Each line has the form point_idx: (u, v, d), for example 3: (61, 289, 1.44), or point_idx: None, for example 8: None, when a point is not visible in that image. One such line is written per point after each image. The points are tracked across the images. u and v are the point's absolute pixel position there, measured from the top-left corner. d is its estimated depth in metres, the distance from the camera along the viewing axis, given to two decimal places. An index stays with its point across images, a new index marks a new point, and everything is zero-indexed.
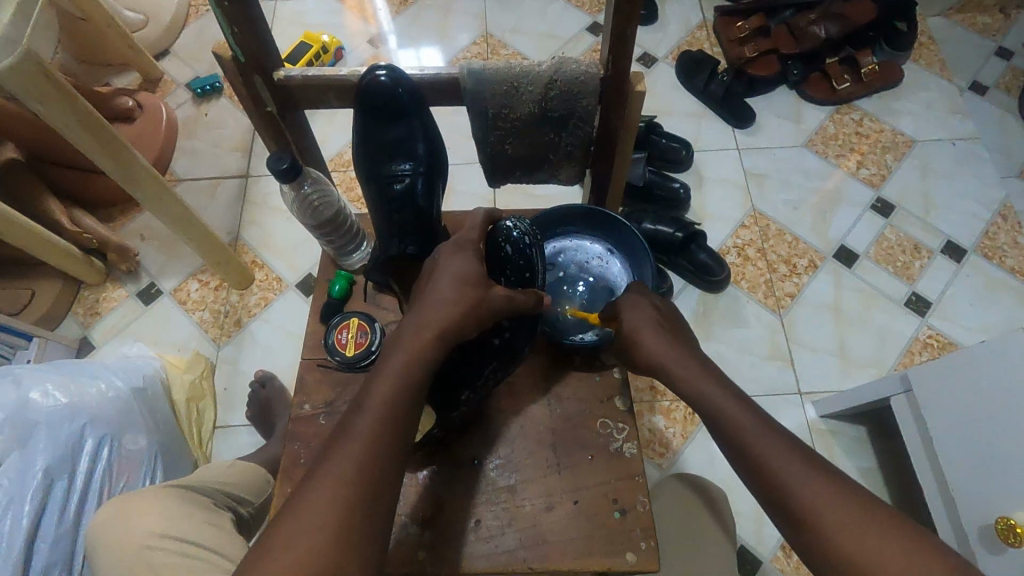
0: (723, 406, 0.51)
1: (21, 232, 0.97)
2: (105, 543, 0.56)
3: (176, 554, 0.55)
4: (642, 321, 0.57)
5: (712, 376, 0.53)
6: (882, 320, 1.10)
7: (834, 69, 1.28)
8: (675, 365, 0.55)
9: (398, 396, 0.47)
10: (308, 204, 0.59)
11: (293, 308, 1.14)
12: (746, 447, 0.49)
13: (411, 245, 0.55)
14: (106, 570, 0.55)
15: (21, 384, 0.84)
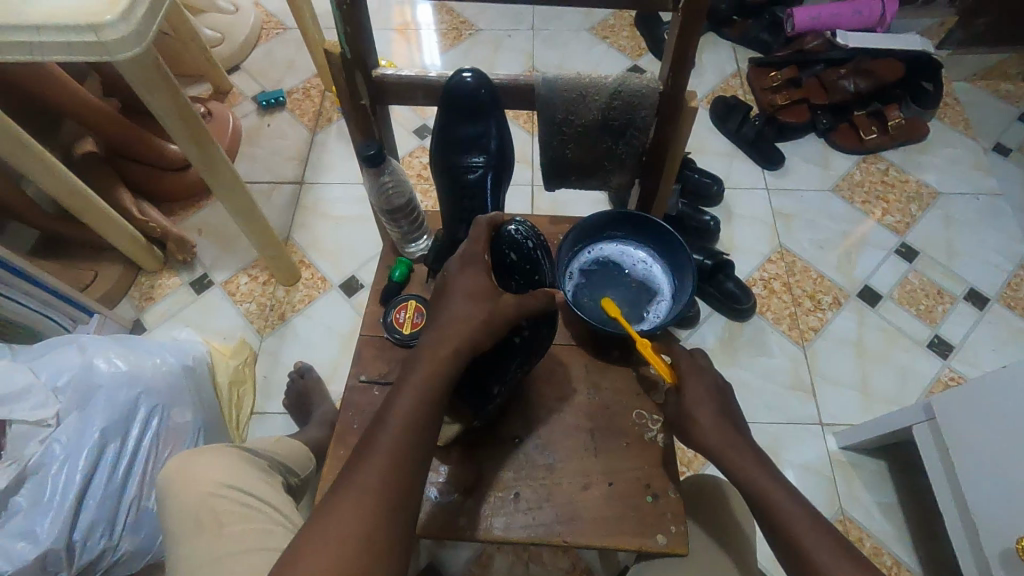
0: (762, 485, 0.54)
1: (98, 215, 1.05)
2: (171, 488, 0.59)
3: (239, 503, 0.59)
4: (697, 395, 0.59)
5: (751, 450, 0.56)
6: (905, 360, 1.12)
7: (861, 120, 1.35)
8: (719, 435, 0.57)
9: (420, 407, 0.49)
10: (384, 191, 0.66)
11: (334, 307, 1.20)
12: (778, 516, 0.52)
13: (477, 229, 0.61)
14: (170, 515, 0.58)
15: (86, 351, 0.91)
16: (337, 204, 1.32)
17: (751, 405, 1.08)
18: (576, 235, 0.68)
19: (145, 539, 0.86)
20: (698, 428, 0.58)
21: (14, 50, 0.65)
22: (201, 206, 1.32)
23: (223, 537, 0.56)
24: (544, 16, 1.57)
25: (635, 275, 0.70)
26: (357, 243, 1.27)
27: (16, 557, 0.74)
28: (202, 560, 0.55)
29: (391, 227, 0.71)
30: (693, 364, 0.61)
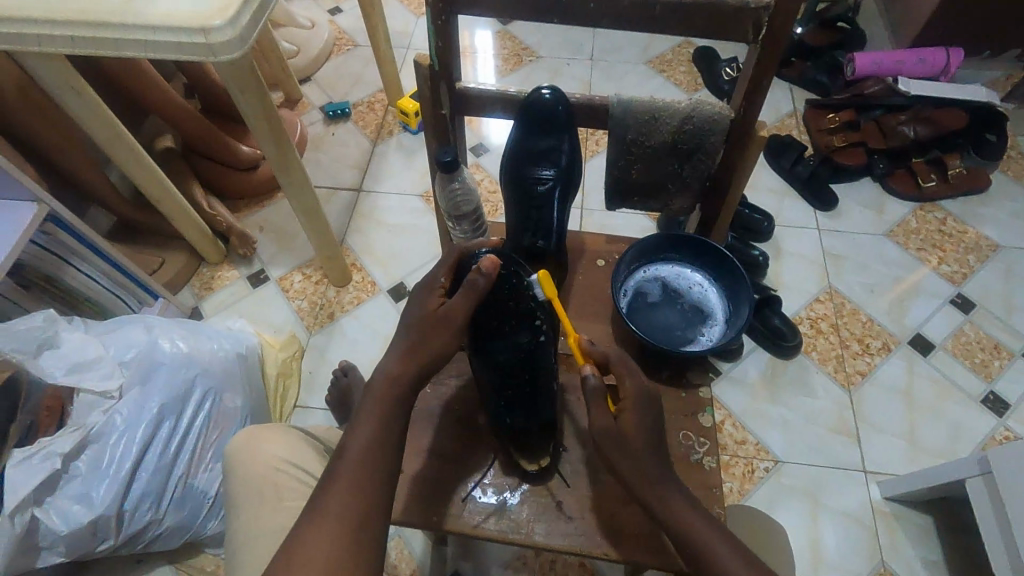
0: (673, 504, 0.49)
1: (172, 203, 1.12)
2: (240, 461, 0.68)
3: (298, 481, 0.67)
4: (634, 419, 0.53)
5: (678, 487, 0.51)
6: (956, 413, 1.08)
7: (920, 167, 1.33)
8: (647, 469, 0.51)
9: (381, 429, 0.50)
10: (453, 197, 0.69)
11: (381, 310, 1.23)
12: (711, 566, 0.46)
13: (540, 237, 0.62)
14: (239, 484, 0.67)
15: (152, 331, 0.95)
16: (391, 213, 1.36)
17: (792, 444, 1.06)
18: (635, 253, 0.69)
19: (189, 514, 0.90)
20: (615, 438, 0.52)
21: (131, 47, 0.71)
22: (264, 205, 1.38)
23: (282, 509, 0.64)
24: (603, 48, 1.62)
25: (688, 298, 0.70)
26: (407, 251, 1.31)
27: (71, 518, 0.79)
28: (262, 526, 0.63)
29: (467, 228, 0.73)
30: (638, 394, 0.55)
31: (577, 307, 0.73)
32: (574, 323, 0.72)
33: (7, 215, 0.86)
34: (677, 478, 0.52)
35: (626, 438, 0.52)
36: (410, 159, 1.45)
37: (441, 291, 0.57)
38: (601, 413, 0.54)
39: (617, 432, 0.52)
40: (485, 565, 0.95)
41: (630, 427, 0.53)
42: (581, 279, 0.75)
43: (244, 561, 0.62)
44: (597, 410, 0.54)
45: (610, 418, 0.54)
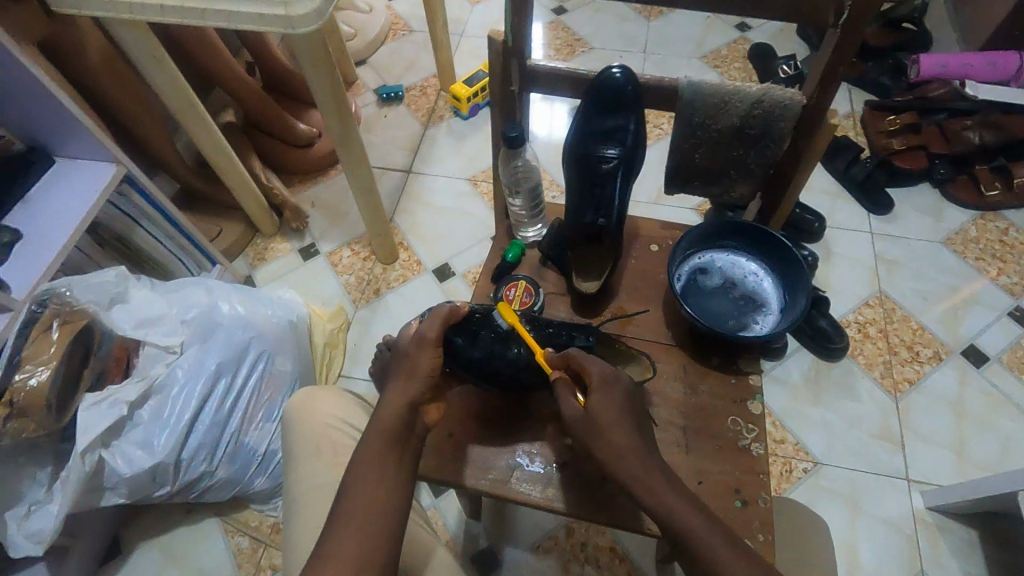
0: (662, 493, 0.50)
1: (235, 175, 1.16)
2: (295, 417, 0.71)
3: (351, 438, 0.71)
4: (603, 404, 0.54)
5: (657, 466, 0.52)
6: (1009, 427, 1.05)
7: (984, 174, 1.29)
8: (625, 445, 0.52)
9: (382, 465, 0.51)
10: (515, 174, 0.71)
11: (426, 289, 1.25)
12: (691, 542, 0.48)
13: (602, 215, 0.63)
14: (295, 438, 0.70)
15: (212, 293, 0.98)
16: (439, 195, 1.39)
17: (833, 447, 1.04)
18: (692, 238, 0.69)
19: (238, 469, 0.94)
20: (595, 421, 0.53)
21: (215, 17, 0.75)
22: (317, 182, 1.42)
23: (337, 463, 0.68)
24: (657, 41, 1.61)
25: (742, 285, 0.69)
26: (453, 233, 1.33)
27: (134, 463, 0.83)
28: (318, 478, 0.67)
29: (518, 198, 0.75)
30: (603, 375, 0.56)
31: (628, 289, 0.73)
32: (625, 304, 0.72)
33: (89, 174, 0.91)
34: (657, 458, 0.53)
35: (598, 424, 0.53)
36: (460, 144, 1.47)
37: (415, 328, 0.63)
38: (571, 401, 0.56)
39: (591, 418, 0.53)
40: (517, 542, 0.97)
41: (602, 414, 0.53)
42: (633, 263, 0.75)
43: (303, 509, 0.65)
44: (565, 403, 0.56)
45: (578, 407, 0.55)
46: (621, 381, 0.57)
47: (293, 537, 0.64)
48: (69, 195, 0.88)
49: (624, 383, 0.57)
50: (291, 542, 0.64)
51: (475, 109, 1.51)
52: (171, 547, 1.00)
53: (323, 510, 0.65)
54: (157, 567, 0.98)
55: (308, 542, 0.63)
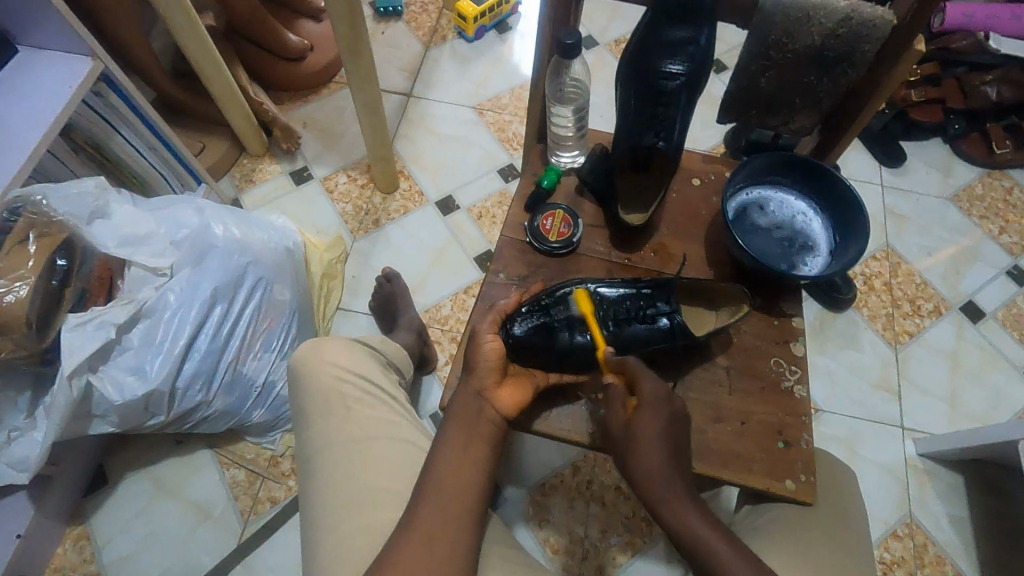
0: (692, 523, 0.50)
1: (222, 85, 1.05)
2: (300, 370, 0.62)
3: (364, 391, 0.61)
4: (646, 425, 0.53)
5: (689, 493, 0.52)
6: (998, 380, 1.08)
7: (996, 132, 1.27)
8: (662, 471, 0.52)
9: (447, 493, 0.50)
10: (560, 89, 0.72)
11: (428, 221, 1.19)
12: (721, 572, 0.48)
13: (661, 137, 0.60)
14: (302, 393, 0.61)
15: (203, 213, 0.89)
16: (442, 123, 1.30)
17: (833, 394, 1.06)
18: (745, 172, 0.66)
19: (236, 400, 0.90)
20: (636, 433, 0.53)
21: None
22: (308, 100, 1.31)
23: (352, 419, 0.59)
24: None
25: (791, 225, 0.66)
26: (457, 163, 1.25)
27: (126, 390, 0.78)
28: (333, 439, 0.58)
29: (568, 109, 0.71)
30: (653, 392, 0.54)
31: (670, 223, 0.69)
32: (666, 240, 0.68)
33: (60, 68, 0.79)
34: (689, 483, 0.53)
35: (636, 442, 0.53)
36: (464, 68, 1.37)
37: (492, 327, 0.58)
38: (620, 412, 0.55)
39: (629, 434, 0.53)
40: (522, 476, 0.97)
41: (643, 432, 0.53)
42: (675, 196, 0.71)
43: (318, 473, 0.57)
44: (613, 413, 0.55)
45: (625, 420, 0.55)
46: (674, 400, 0.55)
47: (312, 506, 0.56)
48: (39, 91, 0.77)
49: (676, 405, 0.55)
50: (310, 512, 0.56)
51: (481, 32, 1.40)
52: (163, 477, 0.95)
53: (342, 474, 0.56)
54: (148, 498, 0.94)
55: (329, 512, 0.55)
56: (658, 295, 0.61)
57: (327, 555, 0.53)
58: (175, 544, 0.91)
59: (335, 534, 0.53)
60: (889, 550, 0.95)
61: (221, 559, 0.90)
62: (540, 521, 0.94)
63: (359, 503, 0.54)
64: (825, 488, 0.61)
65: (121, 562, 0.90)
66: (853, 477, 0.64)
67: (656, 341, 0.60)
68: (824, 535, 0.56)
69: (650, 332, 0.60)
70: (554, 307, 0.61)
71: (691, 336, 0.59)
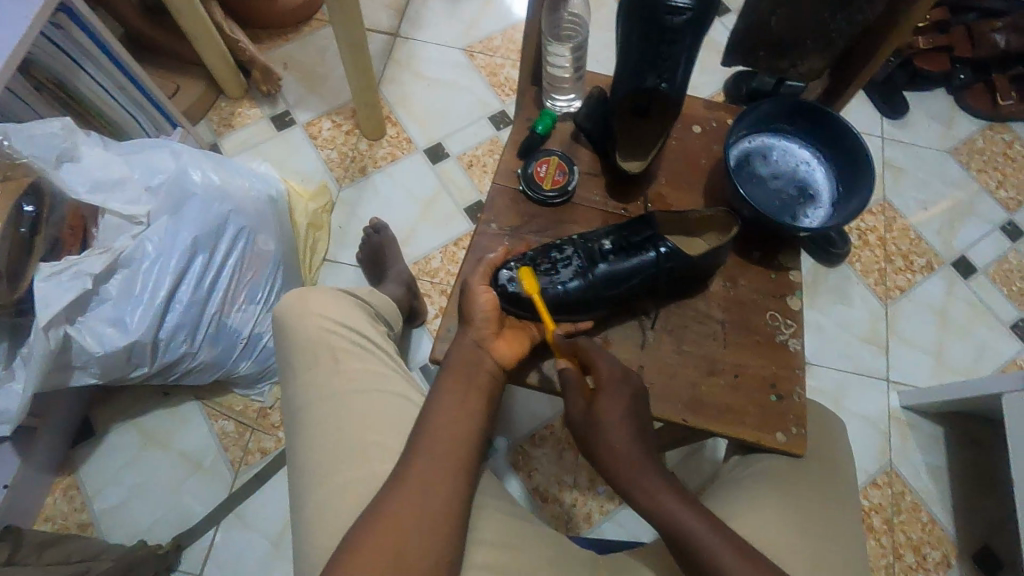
0: (665, 503, 0.50)
1: (194, 19, 0.98)
2: (289, 320, 0.60)
3: (353, 342, 0.60)
4: (606, 409, 0.53)
5: (658, 470, 0.52)
6: (984, 334, 1.09)
7: (1001, 83, 1.24)
8: (626, 454, 0.52)
9: (441, 448, 0.49)
10: (559, 23, 0.70)
11: (417, 170, 1.15)
12: (697, 549, 0.48)
13: (666, 80, 0.57)
14: (290, 344, 0.60)
15: (180, 157, 0.84)
16: (430, 66, 1.24)
17: (822, 348, 1.07)
18: (749, 119, 0.63)
19: (222, 351, 0.88)
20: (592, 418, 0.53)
21: None
22: (289, 39, 1.23)
23: (341, 371, 0.57)
24: None
25: (795, 175, 0.64)
26: (446, 109, 1.20)
27: (106, 341, 0.76)
28: (321, 390, 0.57)
29: (566, 47, 0.67)
30: (611, 372, 0.55)
31: (669, 172, 0.67)
32: (665, 189, 0.66)
33: None
34: (658, 461, 0.53)
35: (597, 425, 0.53)
36: (454, 7, 1.29)
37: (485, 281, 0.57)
38: (578, 399, 0.55)
39: (590, 416, 0.54)
40: (512, 427, 0.97)
41: (605, 413, 0.53)
42: (675, 143, 0.68)
43: (305, 425, 0.56)
44: (574, 399, 0.55)
45: (585, 402, 0.55)
46: (632, 378, 0.55)
47: (300, 458, 0.56)
48: None
49: (634, 382, 0.56)
50: (299, 464, 0.55)
51: None
52: (151, 429, 0.95)
53: (331, 427, 0.55)
54: (136, 449, 0.94)
55: (318, 464, 0.54)
56: (636, 227, 0.59)
57: (317, 506, 0.52)
58: (165, 495, 0.92)
59: (323, 486, 0.52)
60: (868, 497, 0.97)
61: (212, 508, 0.91)
62: (530, 471, 0.95)
63: (349, 455, 0.54)
64: (813, 439, 0.61)
65: (112, 511, 0.90)
66: (841, 427, 0.64)
67: (651, 271, 0.57)
68: (813, 484, 0.56)
69: (644, 262, 0.57)
70: (533, 260, 0.59)
71: (685, 257, 0.57)
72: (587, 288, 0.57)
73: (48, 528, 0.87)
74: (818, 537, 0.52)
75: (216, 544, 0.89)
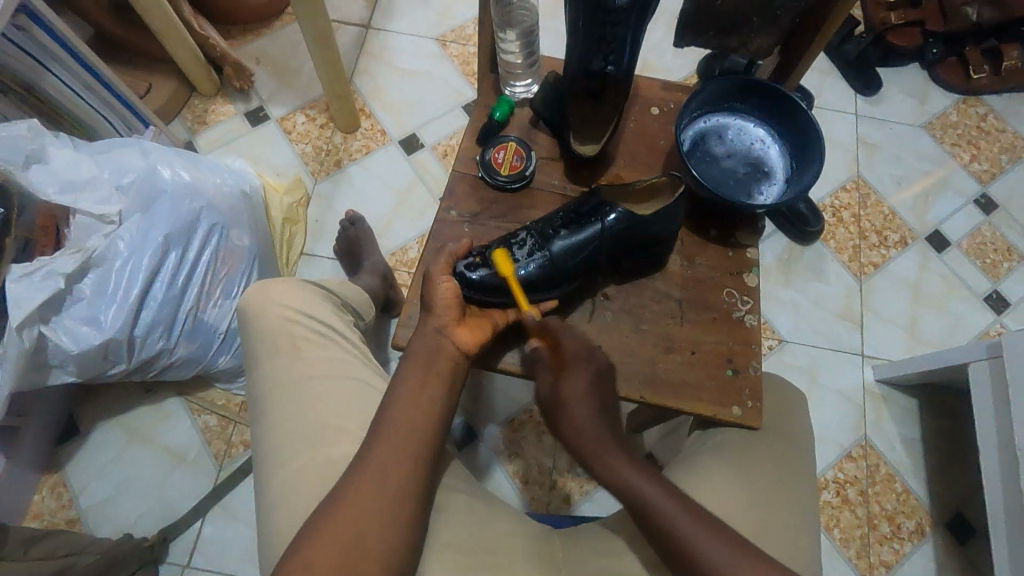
0: (624, 474, 0.53)
1: (161, 17, 0.98)
2: (252, 311, 0.61)
3: (315, 331, 0.61)
4: (570, 385, 0.56)
5: (618, 445, 0.55)
6: (958, 307, 1.10)
7: (974, 56, 1.24)
8: (595, 430, 0.55)
9: (400, 432, 0.51)
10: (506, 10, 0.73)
11: (392, 161, 1.15)
12: (654, 514, 0.50)
13: (611, 64, 0.59)
14: (254, 335, 0.61)
15: (149, 156, 0.85)
16: (403, 56, 1.24)
17: (797, 326, 1.08)
18: (700, 98, 0.64)
19: (199, 347, 0.89)
20: (558, 396, 0.56)
21: None
22: (261, 34, 1.23)
23: (303, 359, 0.58)
24: None
25: (749, 153, 0.65)
26: (420, 99, 1.20)
27: (81, 339, 0.77)
28: (283, 379, 0.58)
29: (515, 34, 0.72)
30: (576, 349, 0.57)
31: (627, 155, 0.67)
32: (622, 171, 0.67)
33: None
34: (619, 436, 0.56)
35: (563, 402, 0.56)
36: None
37: (447, 273, 0.58)
38: (544, 377, 0.58)
39: (556, 395, 0.56)
40: (491, 413, 0.99)
41: (567, 392, 0.56)
42: (633, 126, 0.68)
43: (269, 412, 0.57)
44: (540, 377, 0.58)
45: (551, 382, 0.57)
46: (597, 356, 0.58)
47: (263, 445, 0.57)
48: None
49: (600, 362, 0.58)
50: (262, 452, 0.56)
51: None
52: (135, 426, 0.96)
53: (293, 414, 0.56)
54: (121, 446, 0.95)
55: (281, 450, 0.55)
56: (585, 202, 0.60)
57: (280, 491, 0.54)
58: (151, 489, 0.93)
59: (288, 471, 0.54)
60: (843, 470, 0.99)
61: (198, 500, 0.93)
62: (509, 455, 0.97)
63: (311, 440, 0.55)
64: (770, 411, 0.62)
65: (99, 507, 0.92)
66: (800, 399, 0.65)
67: (602, 239, 0.57)
68: (768, 454, 0.57)
69: (597, 232, 0.57)
70: (489, 249, 0.59)
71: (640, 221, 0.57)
72: (545, 266, 0.58)
73: (38, 525, 0.89)
74: (769, 504, 0.54)
75: (202, 535, 0.91)
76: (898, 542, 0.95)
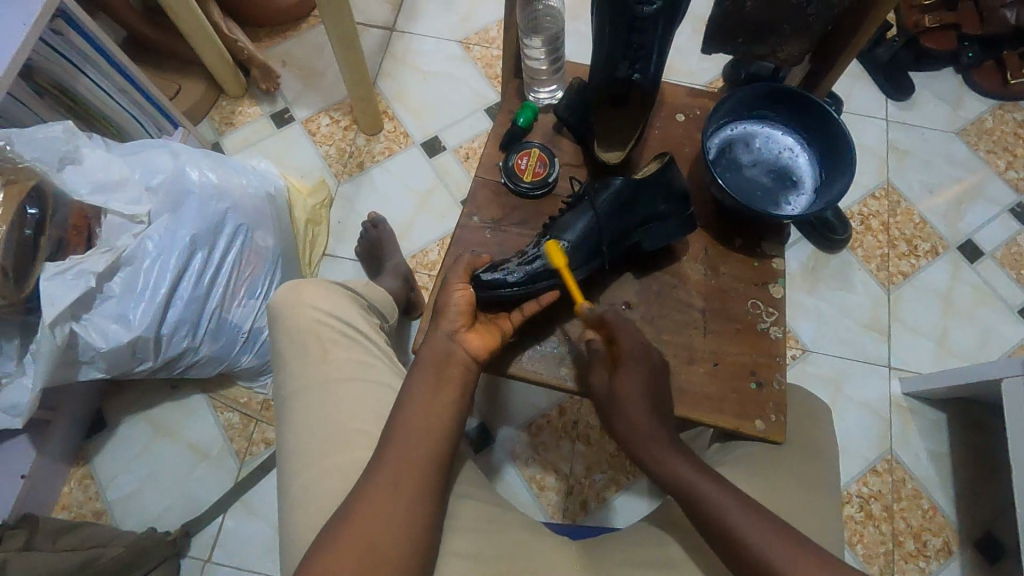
0: (682, 471, 0.52)
1: (191, 20, 1.00)
2: (280, 312, 0.62)
3: (341, 333, 0.61)
4: (624, 384, 0.55)
5: (676, 444, 0.54)
6: (990, 319, 1.07)
7: (1012, 61, 1.20)
8: (654, 430, 0.54)
9: (417, 439, 0.51)
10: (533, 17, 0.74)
11: (414, 163, 1.16)
12: (715, 510, 0.49)
13: (637, 70, 0.59)
14: (281, 335, 0.62)
15: (178, 157, 0.86)
16: (427, 59, 1.24)
17: (822, 336, 1.06)
18: (728, 106, 0.63)
19: (223, 346, 0.90)
20: (614, 391, 0.55)
21: None
22: (288, 36, 1.25)
23: (329, 361, 0.59)
24: None
25: (777, 161, 0.64)
26: (442, 102, 1.21)
27: (110, 337, 0.79)
28: (308, 380, 0.59)
29: (540, 40, 0.72)
30: (633, 349, 0.56)
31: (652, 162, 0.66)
32: None
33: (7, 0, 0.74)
34: (677, 436, 0.55)
35: (619, 400, 0.55)
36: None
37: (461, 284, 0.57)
38: (599, 376, 0.57)
39: (613, 394, 0.56)
40: (509, 416, 0.99)
41: (623, 389, 0.55)
42: (657, 133, 0.68)
43: (294, 413, 0.58)
44: (596, 374, 0.57)
45: (606, 379, 0.57)
46: (651, 354, 0.57)
47: (287, 445, 0.57)
48: None
49: (653, 360, 0.57)
50: (287, 453, 0.57)
51: None
52: (160, 421, 0.98)
53: (317, 415, 0.57)
54: (146, 441, 0.97)
55: (302, 452, 0.56)
56: (575, 199, 0.61)
57: (303, 494, 0.54)
58: (176, 483, 0.95)
59: (309, 472, 0.55)
60: (867, 484, 0.97)
61: (220, 496, 0.94)
62: (526, 459, 0.96)
63: (333, 443, 0.55)
64: (794, 423, 0.61)
65: (125, 500, 0.94)
66: (826, 412, 0.64)
67: (604, 225, 0.58)
68: (791, 468, 0.56)
69: (598, 214, 0.58)
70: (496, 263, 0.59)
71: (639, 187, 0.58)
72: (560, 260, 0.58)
73: (66, 516, 0.91)
74: (793, 520, 0.53)
75: (223, 530, 0.92)
76: (923, 560, 0.93)
